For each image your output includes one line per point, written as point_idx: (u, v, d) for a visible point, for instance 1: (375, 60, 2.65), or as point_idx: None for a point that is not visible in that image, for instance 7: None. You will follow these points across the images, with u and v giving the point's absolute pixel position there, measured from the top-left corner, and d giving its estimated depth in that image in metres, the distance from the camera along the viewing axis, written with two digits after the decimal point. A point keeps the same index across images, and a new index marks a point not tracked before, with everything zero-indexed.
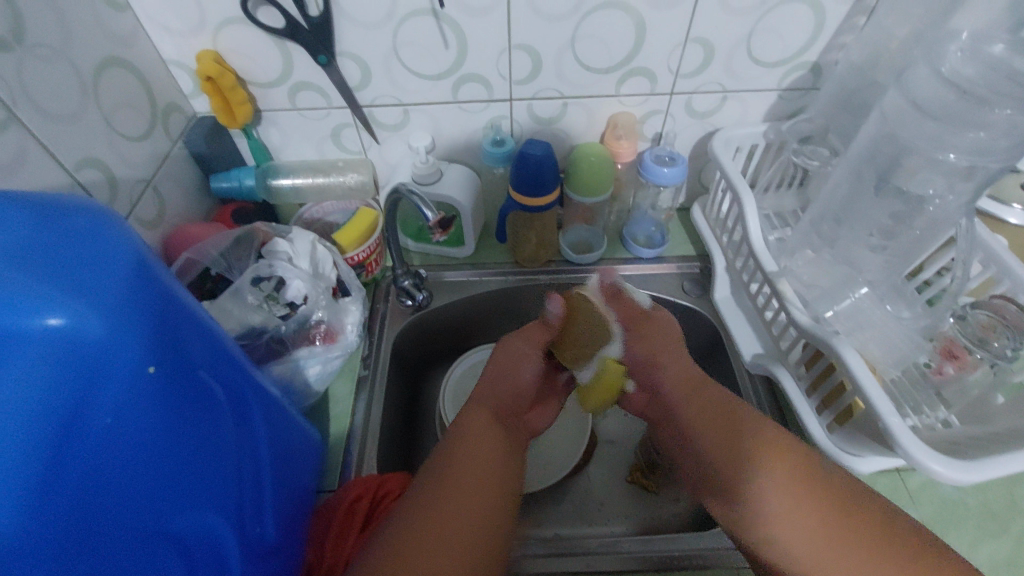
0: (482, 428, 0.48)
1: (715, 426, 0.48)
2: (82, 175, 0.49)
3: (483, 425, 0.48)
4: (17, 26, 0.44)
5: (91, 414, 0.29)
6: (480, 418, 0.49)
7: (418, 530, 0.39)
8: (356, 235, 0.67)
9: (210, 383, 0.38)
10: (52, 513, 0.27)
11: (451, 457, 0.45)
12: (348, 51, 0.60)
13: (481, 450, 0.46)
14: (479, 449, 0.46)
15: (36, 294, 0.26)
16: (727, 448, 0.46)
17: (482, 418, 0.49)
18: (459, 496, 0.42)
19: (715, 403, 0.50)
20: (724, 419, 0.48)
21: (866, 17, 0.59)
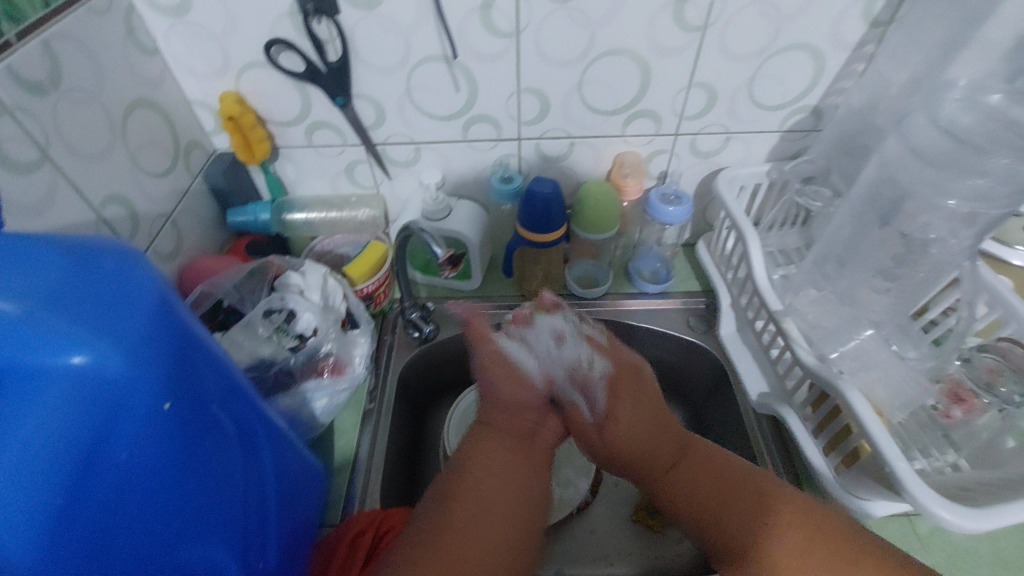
0: (487, 453, 0.48)
1: (710, 493, 0.49)
2: (106, 211, 0.51)
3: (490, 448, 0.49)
4: (55, 72, 0.46)
5: (108, 450, 0.29)
6: (492, 441, 0.49)
7: (433, 556, 0.41)
8: (366, 268, 0.68)
9: (222, 416, 0.39)
10: (62, 544, 0.28)
11: (465, 481, 0.46)
12: (363, 93, 0.62)
13: (486, 471, 0.47)
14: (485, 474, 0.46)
15: (64, 336, 0.27)
16: (739, 509, 0.47)
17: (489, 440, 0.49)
18: (477, 524, 0.43)
19: (714, 476, 0.51)
20: (726, 483, 0.49)
21: (865, 63, 0.60)
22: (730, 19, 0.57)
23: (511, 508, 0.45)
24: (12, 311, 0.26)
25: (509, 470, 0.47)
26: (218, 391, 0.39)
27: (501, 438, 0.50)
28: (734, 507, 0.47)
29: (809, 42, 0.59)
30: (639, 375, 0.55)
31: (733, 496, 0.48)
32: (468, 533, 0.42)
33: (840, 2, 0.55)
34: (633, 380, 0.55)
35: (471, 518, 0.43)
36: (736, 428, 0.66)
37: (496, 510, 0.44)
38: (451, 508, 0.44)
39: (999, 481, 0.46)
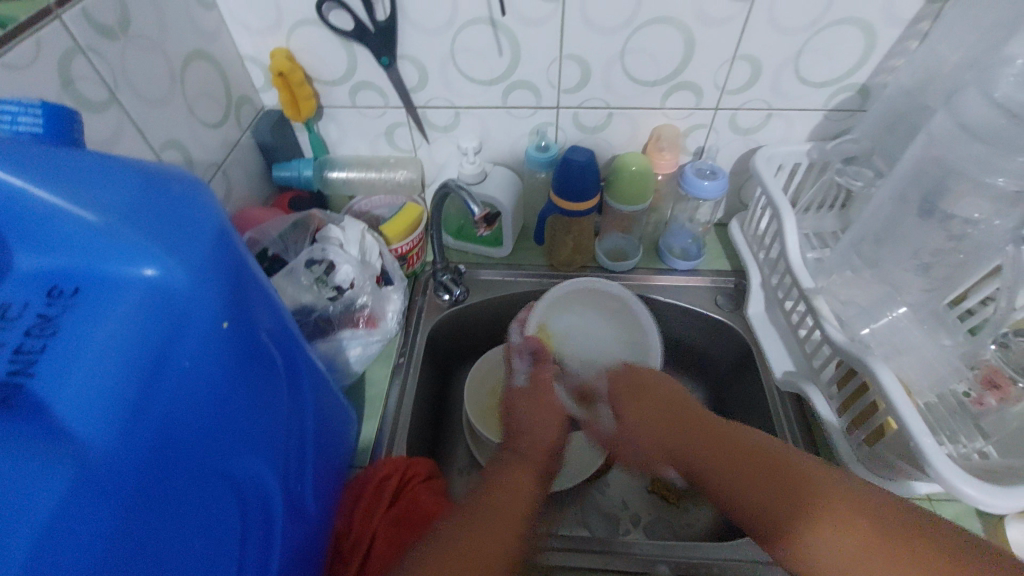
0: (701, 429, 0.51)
1: None
2: (165, 155, 0.54)
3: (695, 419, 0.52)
4: (123, 17, 0.48)
5: (175, 355, 0.32)
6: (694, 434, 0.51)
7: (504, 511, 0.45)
8: (402, 229, 0.70)
9: (272, 346, 0.40)
10: (135, 436, 0.29)
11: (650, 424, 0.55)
12: (408, 54, 0.64)
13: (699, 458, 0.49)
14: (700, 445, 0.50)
15: (136, 246, 0.30)
16: None
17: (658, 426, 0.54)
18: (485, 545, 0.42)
19: None
20: None
21: (918, 41, 0.59)
22: None
23: (521, 508, 0.46)
24: (92, 220, 0.29)
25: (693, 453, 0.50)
26: (263, 312, 0.39)
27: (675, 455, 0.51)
28: (742, 476, 0.45)
29: (861, 17, 0.58)
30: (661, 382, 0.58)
31: (743, 469, 0.45)
32: (492, 525, 0.44)
33: None
34: (652, 408, 0.55)
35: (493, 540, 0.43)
36: (761, 409, 0.67)
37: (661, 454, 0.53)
38: (487, 496, 0.47)
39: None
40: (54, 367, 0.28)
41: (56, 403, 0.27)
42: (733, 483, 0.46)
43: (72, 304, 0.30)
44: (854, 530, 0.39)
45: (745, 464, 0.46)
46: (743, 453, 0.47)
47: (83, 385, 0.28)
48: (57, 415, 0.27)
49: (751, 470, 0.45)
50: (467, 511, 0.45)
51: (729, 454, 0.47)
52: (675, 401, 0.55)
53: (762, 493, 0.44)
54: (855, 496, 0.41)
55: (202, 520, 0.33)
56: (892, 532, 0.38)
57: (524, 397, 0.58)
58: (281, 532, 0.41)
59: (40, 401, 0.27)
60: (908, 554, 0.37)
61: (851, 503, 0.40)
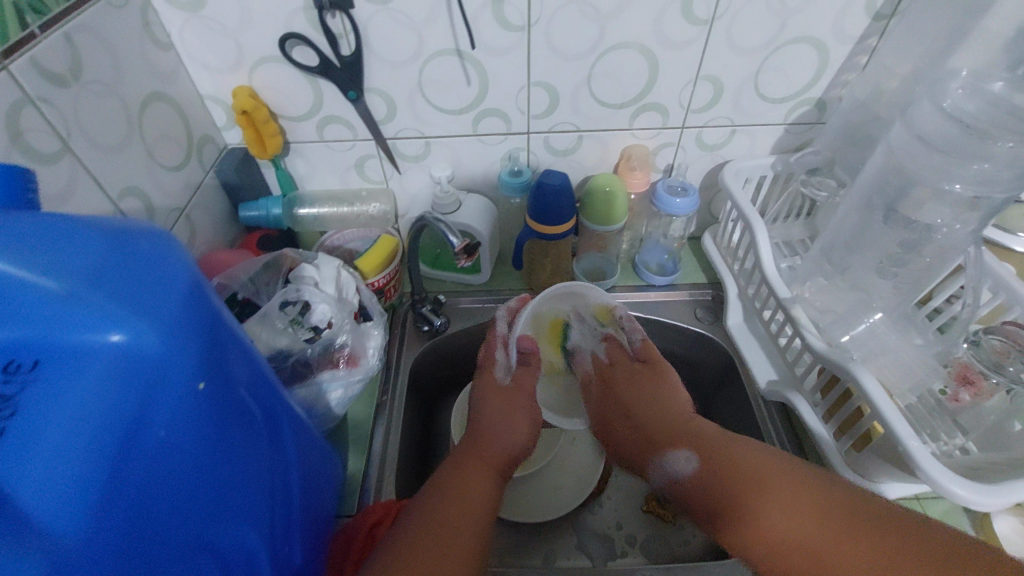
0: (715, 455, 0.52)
1: None
2: (124, 203, 0.51)
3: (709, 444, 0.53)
4: (75, 64, 0.46)
5: (150, 425, 0.30)
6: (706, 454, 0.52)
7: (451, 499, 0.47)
8: (377, 262, 0.69)
9: (251, 401, 0.38)
10: (106, 516, 0.27)
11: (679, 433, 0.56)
12: (375, 87, 0.63)
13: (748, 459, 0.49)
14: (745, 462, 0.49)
15: (102, 311, 0.28)
16: None
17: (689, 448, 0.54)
18: (456, 539, 0.44)
19: None
20: None
21: (867, 56, 0.62)
22: (736, 14, 0.58)
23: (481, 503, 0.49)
24: (53, 288, 0.27)
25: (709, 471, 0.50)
26: (240, 366, 0.37)
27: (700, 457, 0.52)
28: (740, 487, 0.47)
29: (813, 35, 0.60)
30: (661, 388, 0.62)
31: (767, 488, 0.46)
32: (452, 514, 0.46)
33: None
34: (646, 402, 0.62)
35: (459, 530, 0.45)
36: (748, 420, 0.67)
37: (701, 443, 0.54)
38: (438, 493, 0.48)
39: (1005, 460, 0.46)
40: (15, 451, 0.26)
41: (18, 491, 0.25)
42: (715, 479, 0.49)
43: (31, 379, 0.28)
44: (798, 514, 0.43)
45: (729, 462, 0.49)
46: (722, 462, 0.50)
47: (50, 467, 0.26)
48: (19, 504, 0.25)
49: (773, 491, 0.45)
50: (424, 507, 0.46)
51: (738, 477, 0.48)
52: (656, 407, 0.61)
53: (725, 482, 0.48)
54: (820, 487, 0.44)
55: None
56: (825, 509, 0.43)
57: (500, 393, 0.61)
58: None
59: (2, 490, 0.25)
60: (865, 540, 0.40)
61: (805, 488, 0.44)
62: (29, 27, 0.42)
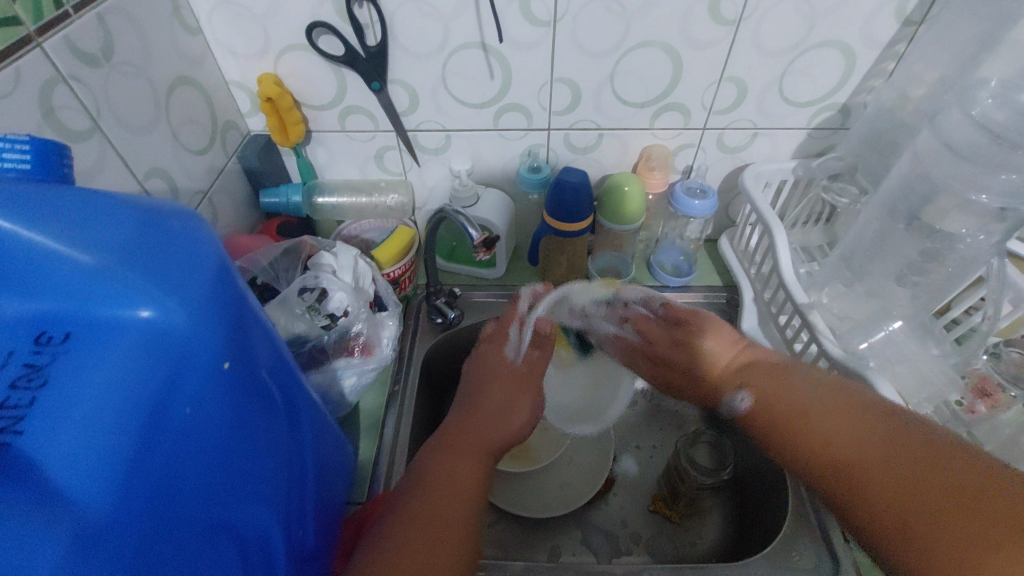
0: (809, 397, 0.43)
1: None
2: (149, 184, 0.52)
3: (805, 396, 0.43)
4: (107, 45, 0.47)
5: (175, 402, 0.30)
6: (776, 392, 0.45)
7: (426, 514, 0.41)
8: (394, 252, 0.69)
9: (271, 384, 0.39)
10: (131, 490, 0.27)
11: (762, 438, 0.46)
12: (399, 78, 0.63)
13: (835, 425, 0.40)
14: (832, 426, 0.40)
15: (133, 288, 0.29)
16: None
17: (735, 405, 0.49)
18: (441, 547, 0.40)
19: None
20: None
21: (895, 62, 0.61)
22: (763, 15, 0.58)
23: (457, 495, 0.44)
24: (87, 263, 0.28)
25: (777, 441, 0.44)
26: (262, 350, 0.38)
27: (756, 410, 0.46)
28: (787, 450, 0.42)
29: (841, 39, 0.60)
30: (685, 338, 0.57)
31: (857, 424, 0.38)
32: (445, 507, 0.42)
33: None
34: (678, 363, 0.58)
35: (448, 525, 0.41)
36: None
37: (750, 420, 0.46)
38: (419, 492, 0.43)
39: None
40: (45, 423, 0.26)
41: (46, 461, 0.26)
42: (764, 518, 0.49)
43: (62, 353, 0.28)
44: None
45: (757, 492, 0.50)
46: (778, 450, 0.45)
47: (79, 439, 0.26)
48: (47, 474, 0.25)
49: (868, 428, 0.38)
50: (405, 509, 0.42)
51: (906, 450, 0.35)
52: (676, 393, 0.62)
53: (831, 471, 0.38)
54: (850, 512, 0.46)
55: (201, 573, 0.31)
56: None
57: (509, 375, 0.56)
58: None
59: (30, 460, 0.26)
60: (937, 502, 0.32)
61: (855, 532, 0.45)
62: (65, 7, 0.42)
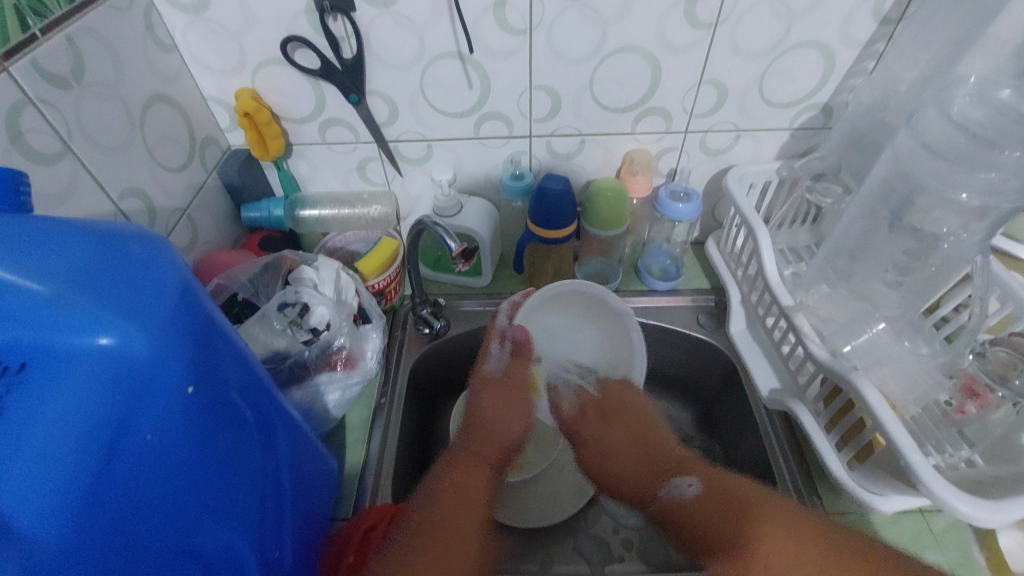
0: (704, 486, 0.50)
1: None
2: (125, 204, 0.52)
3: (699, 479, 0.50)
4: (77, 66, 0.47)
5: (135, 429, 0.30)
6: (708, 495, 0.48)
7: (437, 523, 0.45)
8: (379, 264, 0.68)
9: (241, 404, 0.38)
10: (90, 519, 0.27)
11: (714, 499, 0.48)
12: (377, 89, 0.63)
13: (783, 548, 0.43)
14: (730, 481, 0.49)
15: (90, 316, 0.28)
16: None
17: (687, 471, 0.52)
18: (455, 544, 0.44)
19: None
20: None
21: (875, 61, 0.61)
22: (740, 17, 0.57)
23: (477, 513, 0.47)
24: (40, 292, 0.27)
25: (707, 530, 0.47)
26: (231, 370, 0.37)
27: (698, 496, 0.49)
28: (712, 518, 0.47)
29: (819, 39, 0.59)
30: (649, 421, 0.59)
31: (725, 520, 0.46)
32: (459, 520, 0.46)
33: None
34: (623, 428, 0.59)
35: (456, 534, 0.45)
36: (750, 428, 0.66)
37: (697, 495, 0.49)
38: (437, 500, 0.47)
39: (1012, 474, 0.45)
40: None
41: None
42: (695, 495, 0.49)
43: (16, 382, 0.28)
44: (798, 563, 0.42)
45: (711, 471, 0.51)
46: (722, 481, 0.50)
47: (32, 472, 0.26)
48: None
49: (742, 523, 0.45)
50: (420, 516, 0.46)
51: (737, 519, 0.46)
52: (649, 429, 0.58)
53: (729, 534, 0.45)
54: (805, 515, 0.45)
55: None
56: (835, 564, 0.41)
57: (489, 385, 0.59)
58: None
59: None
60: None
61: (795, 532, 0.43)
62: (31, 29, 0.42)
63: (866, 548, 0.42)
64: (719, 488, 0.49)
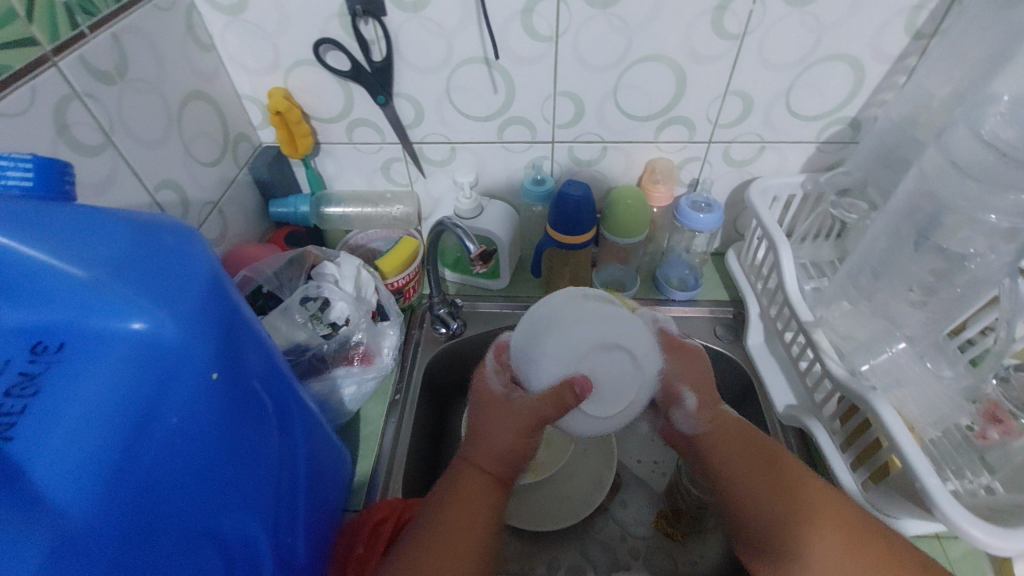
0: (741, 458, 0.53)
1: None
2: (160, 196, 0.54)
3: (732, 447, 0.55)
4: (121, 63, 0.49)
5: (161, 411, 0.31)
6: (750, 469, 0.52)
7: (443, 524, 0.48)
8: (398, 263, 0.70)
9: (262, 393, 0.39)
10: (117, 494, 0.28)
11: (747, 462, 0.53)
12: (405, 92, 0.64)
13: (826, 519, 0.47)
14: (765, 454, 0.53)
15: (125, 301, 0.30)
16: None
17: (722, 439, 0.56)
18: (462, 544, 0.47)
19: None
20: None
21: (906, 76, 0.60)
22: (768, 29, 0.57)
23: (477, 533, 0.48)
24: (81, 277, 0.29)
25: (762, 506, 0.50)
26: (254, 359, 0.39)
27: (741, 470, 0.53)
28: (754, 482, 0.51)
29: (848, 53, 0.59)
30: (707, 384, 0.58)
31: (764, 488, 0.51)
32: (467, 534, 0.48)
33: (885, 10, 0.55)
34: (694, 370, 0.59)
35: (467, 540, 0.47)
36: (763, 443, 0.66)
37: (742, 467, 0.53)
38: (441, 514, 0.48)
39: None
40: (37, 427, 0.28)
41: (36, 466, 0.27)
42: (756, 492, 0.51)
43: (54, 361, 0.30)
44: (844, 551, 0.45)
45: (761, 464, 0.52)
46: (739, 435, 0.55)
47: (67, 446, 0.27)
48: (35, 479, 0.26)
49: (779, 498, 0.50)
50: (429, 524, 0.48)
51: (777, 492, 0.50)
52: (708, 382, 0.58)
53: (771, 510, 0.49)
54: (834, 501, 0.49)
55: None
56: (861, 545, 0.46)
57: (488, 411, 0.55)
58: None
59: (18, 464, 0.27)
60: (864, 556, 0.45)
61: (832, 510, 0.48)
62: (80, 28, 0.44)
63: (887, 537, 0.47)
64: (770, 491, 0.50)
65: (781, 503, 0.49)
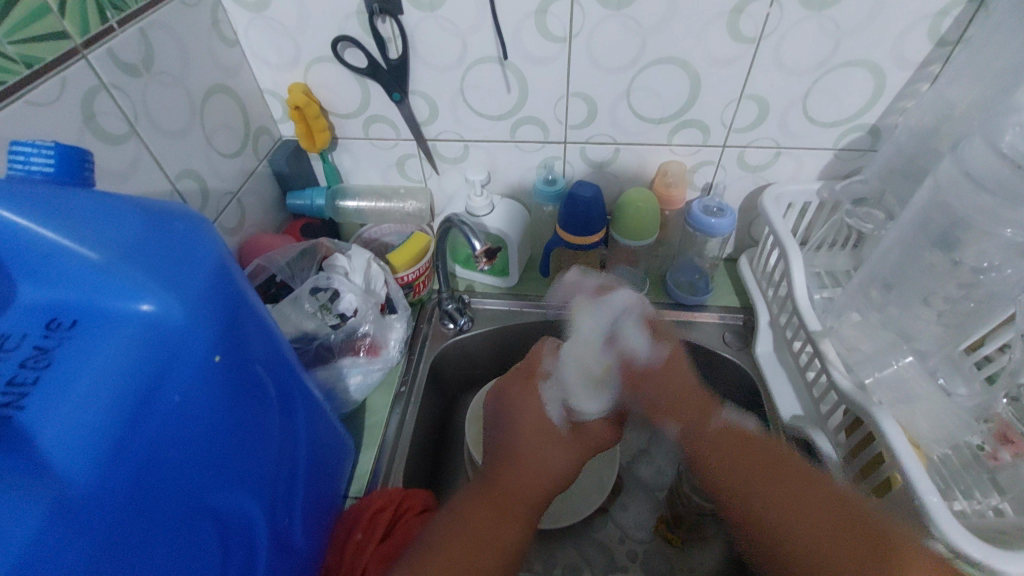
0: (772, 501, 0.49)
1: None
2: (180, 185, 0.56)
3: (764, 492, 0.50)
4: (147, 56, 0.51)
5: (164, 390, 0.33)
6: (789, 511, 0.48)
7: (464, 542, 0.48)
8: (409, 257, 0.71)
9: (265, 378, 0.41)
10: (117, 466, 0.30)
11: (785, 507, 0.48)
12: (420, 90, 0.65)
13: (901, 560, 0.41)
14: (802, 497, 0.48)
15: (134, 283, 0.31)
16: None
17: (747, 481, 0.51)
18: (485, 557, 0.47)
19: None
20: None
21: (929, 83, 0.58)
22: (785, 33, 0.56)
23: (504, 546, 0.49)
24: (95, 259, 0.31)
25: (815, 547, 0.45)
26: (257, 345, 0.40)
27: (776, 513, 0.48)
28: (795, 524, 0.47)
29: (869, 59, 0.57)
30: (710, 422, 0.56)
31: (808, 532, 0.46)
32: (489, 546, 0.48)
33: (907, 16, 0.54)
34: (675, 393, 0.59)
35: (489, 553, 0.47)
36: None
37: (781, 511, 0.48)
38: (465, 531, 0.48)
39: None
40: (47, 399, 0.29)
41: (43, 435, 0.28)
42: (803, 539, 0.46)
43: (67, 337, 0.31)
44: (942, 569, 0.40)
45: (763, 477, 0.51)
46: (777, 475, 0.50)
47: (75, 418, 0.29)
48: (43, 447, 0.28)
49: (828, 538, 0.45)
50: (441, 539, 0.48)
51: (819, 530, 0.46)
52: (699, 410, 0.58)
53: (824, 553, 0.44)
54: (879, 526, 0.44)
55: (179, 551, 0.33)
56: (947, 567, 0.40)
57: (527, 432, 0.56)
58: (264, 562, 0.41)
59: (28, 433, 0.28)
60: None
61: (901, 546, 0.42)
62: (109, 22, 0.46)
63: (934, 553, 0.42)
64: (779, 499, 0.49)
65: (832, 544, 0.45)
